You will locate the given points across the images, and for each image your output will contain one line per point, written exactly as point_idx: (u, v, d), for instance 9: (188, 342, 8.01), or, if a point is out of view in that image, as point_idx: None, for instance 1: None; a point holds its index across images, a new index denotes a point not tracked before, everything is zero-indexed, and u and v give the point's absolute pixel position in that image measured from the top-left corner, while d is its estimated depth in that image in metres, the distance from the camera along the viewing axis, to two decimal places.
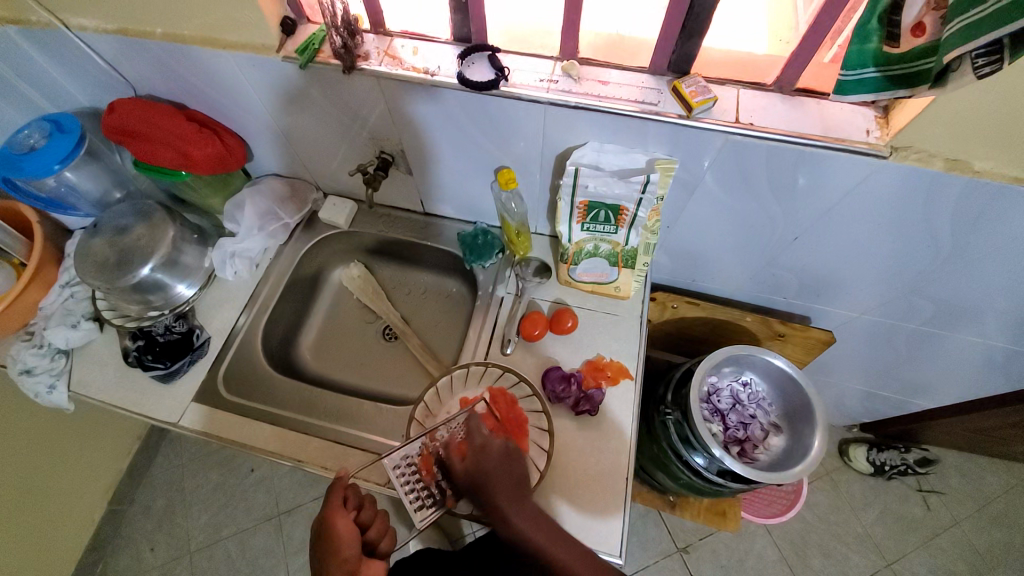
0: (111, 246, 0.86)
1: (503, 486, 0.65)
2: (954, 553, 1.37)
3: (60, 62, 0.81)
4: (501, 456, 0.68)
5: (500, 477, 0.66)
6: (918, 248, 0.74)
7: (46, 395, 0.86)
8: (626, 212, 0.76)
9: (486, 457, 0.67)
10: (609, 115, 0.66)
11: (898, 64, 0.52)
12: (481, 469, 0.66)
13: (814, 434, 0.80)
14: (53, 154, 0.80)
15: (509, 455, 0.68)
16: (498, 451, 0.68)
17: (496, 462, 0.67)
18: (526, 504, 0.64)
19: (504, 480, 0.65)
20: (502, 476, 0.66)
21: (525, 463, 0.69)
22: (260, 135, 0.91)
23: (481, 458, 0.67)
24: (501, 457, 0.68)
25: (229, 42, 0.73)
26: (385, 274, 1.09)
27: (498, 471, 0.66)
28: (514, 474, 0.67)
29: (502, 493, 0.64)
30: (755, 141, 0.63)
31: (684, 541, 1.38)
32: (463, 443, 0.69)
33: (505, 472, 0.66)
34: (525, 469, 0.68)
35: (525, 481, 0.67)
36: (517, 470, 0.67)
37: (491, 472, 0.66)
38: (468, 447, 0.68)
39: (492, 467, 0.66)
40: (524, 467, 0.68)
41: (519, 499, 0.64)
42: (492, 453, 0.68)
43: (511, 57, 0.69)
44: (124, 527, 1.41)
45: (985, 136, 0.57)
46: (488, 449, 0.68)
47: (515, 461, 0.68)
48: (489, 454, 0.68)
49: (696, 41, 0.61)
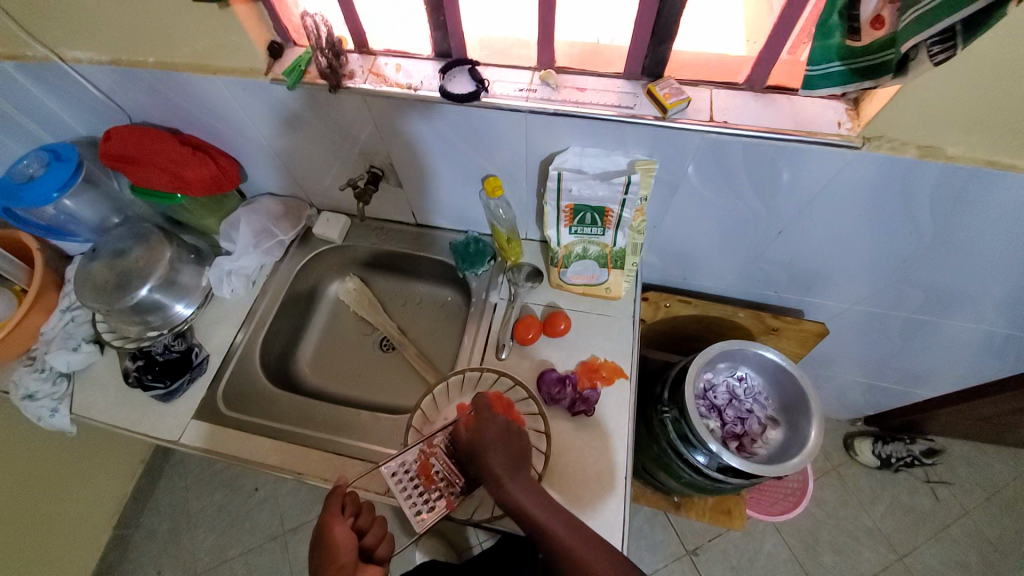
0: (111, 269, 0.88)
1: (502, 458, 0.66)
2: (966, 543, 1.36)
3: (57, 93, 0.83)
4: (501, 432, 0.69)
5: (500, 450, 0.67)
6: (901, 235, 0.75)
7: (49, 418, 0.87)
8: (610, 213, 0.77)
9: (487, 429, 0.69)
10: (588, 119, 0.68)
11: (862, 56, 0.54)
12: (481, 442, 0.67)
13: (810, 424, 0.80)
14: (51, 182, 0.82)
15: (508, 431, 0.69)
16: (496, 427, 0.69)
17: (496, 435, 0.68)
18: (524, 478, 0.65)
19: (503, 454, 0.67)
20: (502, 448, 0.67)
21: (524, 440, 0.70)
22: (253, 156, 0.93)
23: (482, 429, 0.69)
24: (500, 431, 0.69)
25: (219, 67, 0.75)
26: (380, 286, 1.11)
27: (497, 444, 0.67)
28: (513, 449, 0.68)
29: (502, 464, 0.65)
30: (731, 138, 0.65)
31: (692, 544, 1.37)
32: (469, 417, 0.71)
33: (504, 445, 0.68)
34: (525, 444, 0.69)
35: (524, 455, 0.68)
36: (516, 445, 0.69)
37: (491, 444, 0.67)
38: (472, 419, 0.70)
39: (491, 440, 0.68)
40: (523, 444, 0.70)
41: (516, 473, 0.65)
42: (491, 426, 0.69)
43: (492, 69, 0.72)
44: (130, 553, 1.40)
45: (953, 122, 0.59)
46: (490, 421, 0.70)
47: (514, 438, 0.69)
48: (491, 425, 0.69)
49: (667, 45, 0.63)
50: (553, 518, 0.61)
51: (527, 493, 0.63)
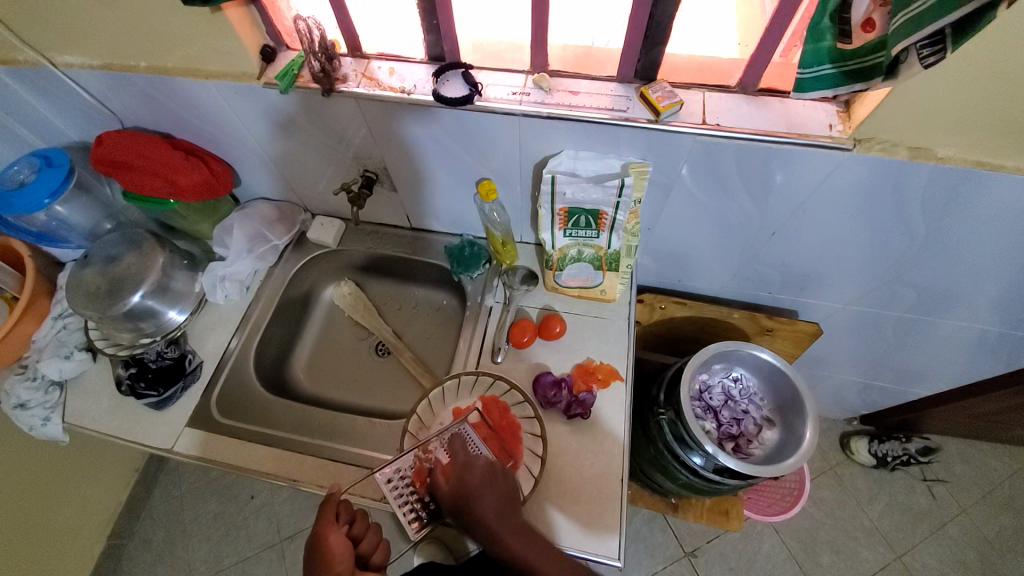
0: (102, 276, 0.87)
1: (491, 503, 0.67)
2: (963, 541, 1.37)
3: (48, 99, 0.83)
4: (485, 473, 0.69)
5: (487, 494, 0.67)
6: (894, 236, 0.76)
7: (41, 427, 0.86)
8: (605, 216, 0.77)
9: (472, 474, 0.69)
10: (582, 123, 0.68)
11: (852, 60, 0.55)
12: (466, 488, 0.67)
13: (805, 425, 0.80)
14: (43, 188, 0.82)
15: (493, 470, 0.70)
16: (481, 468, 0.69)
17: (482, 478, 0.69)
18: (512, 521, 0.66)
19: (491, 499, 0.67)
20: (489, 493, 0.68)
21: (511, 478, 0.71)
22: (246, 160, 0.93)
23: (465, 475, 0.69)
24: (485, 471, 0.69)
25: (212, 72, 0.75)
26: (375, 290, 1.10)
27: (485, 488, 0.68)
28: (500, 490, 0.68)
29: (490, 510, 0.66)
30: (723, 141, 0.65)
31: (691, 545, 1.37)
32: (447, 464, 0.71)
33: (490, 489, 0.68)
34: (511, 484, 0.70)
35: (511, 496, 0.69)
36: (503, 486, 0.69)
37: (478, 488, 0.68)
38: (450, 466, 0.70)
39: (478, 484, 0.68)
40: (509, 482, 0.70)
41: (502, 515, 0.66)
42: (476, 469, 0.69)
43: (485, 72, 0.72)
44: (124, 562, 1.39)
45: (943, 124, 0.60)
46: (472, 465, 0.70)
47: (500, 477, 0.70)
48: (474, 469, 0.69)
49: (660, 48, 0.64)
50: (544, 560, 0.64)
51: (520, 537, 0.65)
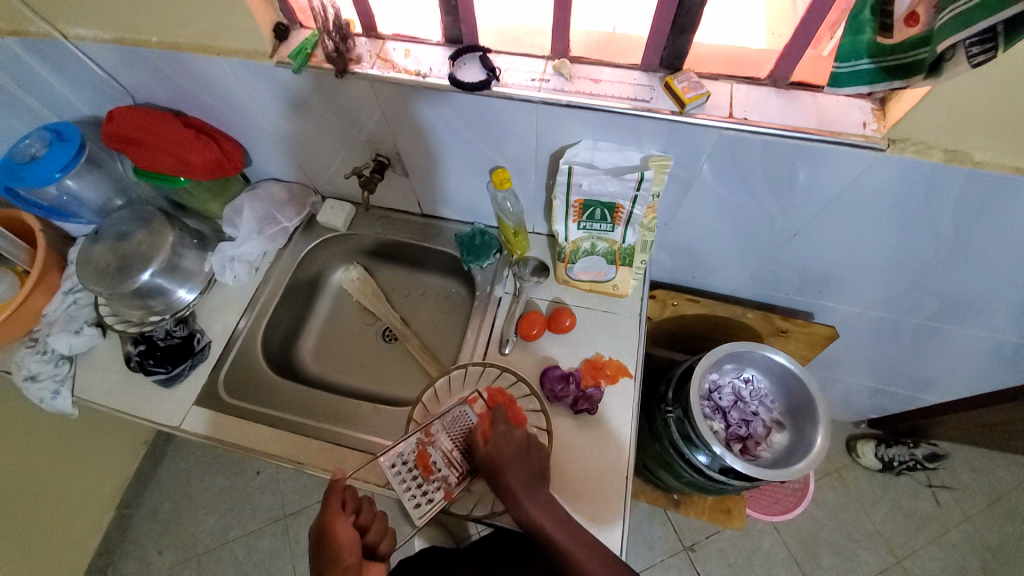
0: (113, 252, 0.87)
1: (521, 476, 0.67)
2: (966, 549, 1.36)
3: (59, 72, 0.81)
4: (520, 445, 0.70)
5: (518, 466, 0.68)
6: (921, 240, 0.73)
7: (50, 401, 0.87)
8: (621, 210, 0.75)
9: (506, 445, 0.70)
10: (602, 113, 0.65)
11: (892, 55, 0.52)
12: (500, 457, 0.68)
13: (816, 430, 0.79)
14: (54, 162, 0.81)
15: (528, 444, 0.71)
16: (518, 440, 0.70)
17: (515, 451, 0.69)
18: (543, 496, 0.67)
19: (521, 472, 0.67)
20: (521, 466, 0.68)
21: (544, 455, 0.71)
22: (257, 140, 0.91)
23: (500, 444, 0.70)
24: (519, 446, 0.70)
25: (224, 49, 0.73)
26: (384, 276, 1.09)
27: (518, 460, 0.68)
28: (531, 466, 0.69)
29: (519, 482, 0.67)
30: (750, 135, 0.63)
31: (690, 540, 1.37)
32: (488, 429, 0.72)
33: (523, 461, 0.69)
34: (542, 459, 0.70)
35: (542, 471, 0.69)
36: (535, 461, 0.70)
37: (511, 460, 0.68)
38: (491, 433, 0.71)
39: (510, 456, 0.69)
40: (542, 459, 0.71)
41: (534, 491, 0.67)
42: (513, 441, 0.70)
43: (504, 57, 0.69)
44: (131, 531, 1.42)
45: (985, 126, 0.57)
46: (508, 437, 0.70)
47: (534, 455, 0.70)
48: (510, 440, 0.70)
49: (688, 37, 0.61)
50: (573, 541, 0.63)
51: (545, 512, 0.65)
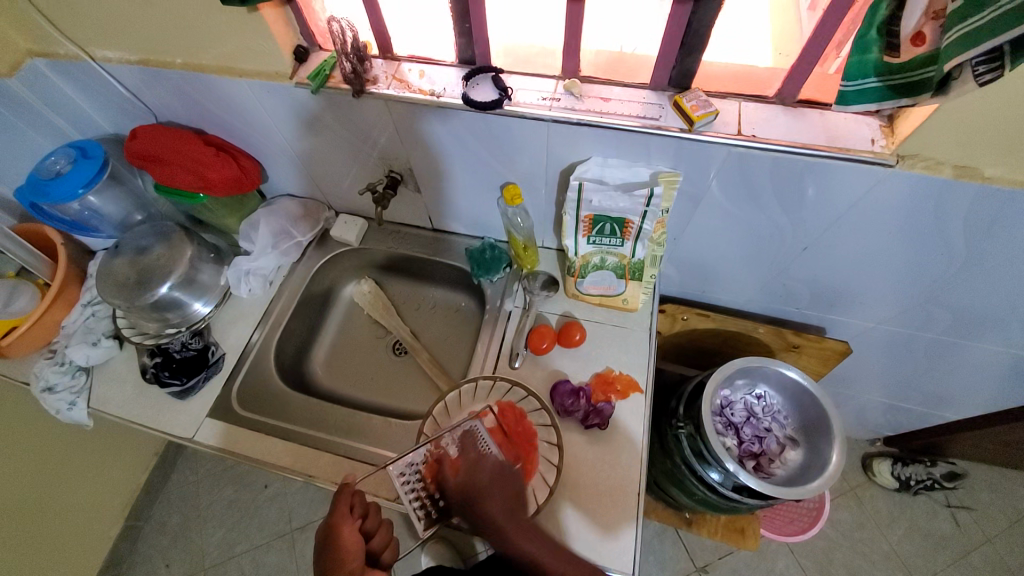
0: (132, 266, 0.89)
1: (497, 500, 0.67)
2: (988, 572, 1.31)
3: (88, 92, 0.85)
4: (494, 473, 0.69)
5: (493, 495, 0.67)
6: (934, 256, 0.73)
7: (66, 412, 0.88)
8: (631, 225, 0.76)
9: (481, 471, 0.69)
10: (612, 130, 0.67)
11: (898, 74, 0.52)
12: (474, 485, 0.68)
13: (831, 448, 0.78)
14: (77, 179, 0.84)
15: (503, 471, 0.70)
16: (492, 466, 0.70)
17: (490, 478, 0.69)
18: (522, 519, 0.66)
19: (496, 499, 0.67)
20: (495, 491, 0.67)
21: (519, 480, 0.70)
22: (273, 157, 0.94)
23: (473, 473, 0.69)
24: (493, 474, 0.69)
25: (245, 70, 0.76)
26: (395, 290, 1.11)
27: (492, 487, 0.68)
28: (506, 492, 0.68)
29: (494, 509, 0.66)
30: (758, 152, 0.64)
31: (702, 561, 1.35)
32: (458, 458, 0.71)
33: (497, 489, 0.68)
34: (520, 484, 0.70)
35: (519, 497, 0.68)
36: (512, 485, 0.69)
37: (486, 487, 0.67)
38: (461, 464, 0.70)
39: (485, 482, 0.68)
40: (518, 484, 0.69)
41: (512, 514, 0.66)
42: (484, 469, 0.69)
43: (515, 77, 0.71)
44: (140, 544, 1.42)
45: (994, 142, 0.57)
46: (481, 465, 0.69)
47: (510, 476, 0.70)
48: (484, 467, 0.69)
49: (696, 56, 0.62)
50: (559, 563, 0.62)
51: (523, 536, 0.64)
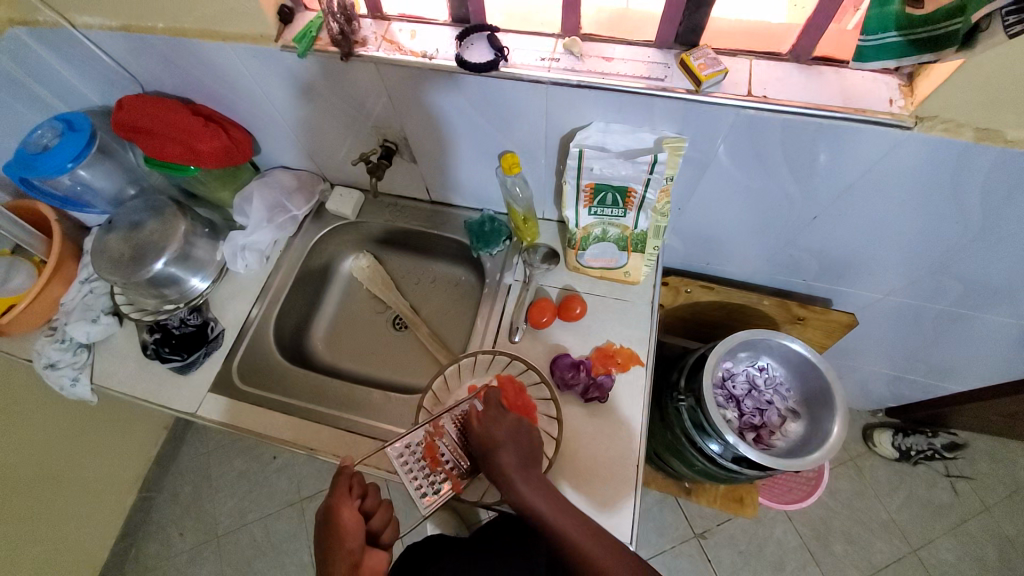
0: (126, 242, 0.87)
1: (513, 457, 0.66)
2: (984, 539, 1.33)
3: (71, 62, 0.82)
4: (511, 428, 0.70)
5: (511, 447, 0.67)
6: (948, 225, 0.70)
7: (70, 388, 0.88)
8: (633, 194, 0.73)
9: (498, 427, 0.69)
10: (614, 93, 0.63)
11: (921, 28, 0.49)
12: (491, 437, 0.68)
13: (833, 420, 0.77)
14: (65, 152, 0.82)
15: (520, 429, 0.70)
16: (509, 423, 0.70)
17: (507, 432, 0.69)
18: (536, 479, 0.65)
19: (514, 452, 0.67)
20: (513, 446, 0.67)
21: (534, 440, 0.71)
22: (264, 128, 0.91)
23: (491, 426, 0.70)
24: (512, 427, 0.70)
25: (229, 34, 0.72)
26: (394, 264, 1.09)
27: (510, 441, 0.68)
28: (524, 447, 0.68)
29: (514, 460, 0.66)
30: (769, 115, 0.60)
31: (701, 527, 1.37)
32: (481, 412, 0.72)
33: (516, 443, 0.68)
34: (536, 444, 0.70)
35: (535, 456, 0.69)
36: (527, 444, 0.69)
37: (504, 440, 0.68)
38: (483, 414, 0.71)
39: (504, 436, 0.68)
40: (534, 441, 0.70)
41: (527, 471, 0.66)
42: (503, 424, 0.70)
43: (511, 36, 0.67)
44: (153, 513, 1.47)
45: (1019, 102, 0.53)
46: (500, 420, 0.70)
47: (524, 436, 0.70)
48: (502, 423, 0.70)
49: (705, 10, 0.58)
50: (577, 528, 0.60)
51: (541, 494, 0.63)
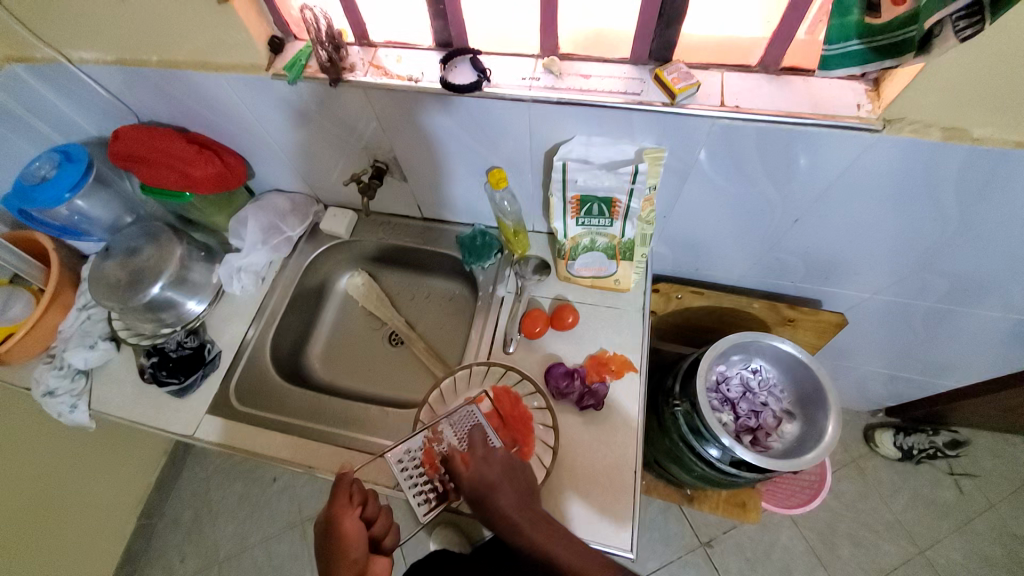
0: (123, 267, 0.89)
1: (509, 498, 0.65)
2: (991, 537, 1.32)
3: (68, 96, 0.84)
4: (504, 467, 0.68)
5: (505, 488, 0.66)
6: (925, 222, 0.72)
7: (69, 414, 0.88)
8: (618, 204, 0.75)
9: (488, 470, 0.67)
10: (594, 108, 0.66)
11: (882, 35, 0.52)
12: (485, 480, 0.66)
13: (827, 419, 0.78)
14: (63, 183, 0.83)
15: (512, 465, 0.69)
16: (500, 461, 0.68)
17: (500, 472, 0.67)
18: (536, 517, 0.64)
19: (510, 494, 0.65)
20: (508, 486, 0.66)
21: (528, 471, 0.70)
22: (258, 153, 0.93)
23: (483, 468, 0.67)
24: (504, 466, 0.68)
25: (222, 65, 0.75)
26: (389, 281, 1.11)
27: (504, 481, 0.66)
28: (519, 484, 0.67)
29: (511, 503, 0.65)
30: (743, 123, 0.63)
31: (706, 535, 1.36)
32: (468, 454, 0.68)
33: (512, 482, 0.67)
34: (530, 477, 0.69)
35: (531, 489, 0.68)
36: (522, 479, 0.68)
37: (499, 482, 0.66)
38: (472, 457, 0.68)
39: (497, 477, 0.66)
40: (528, 475, 0.69)
41: (525, 510, 0.65)
42: (494, 464, 0.68)
43: (493, 58, 0.70)
44: (154, 541, 1.45)
45: (982, 101, 0.56)
46: (490, 459, 0.68)
47: (519, 471, 0.69)
48: (493, 462, 0.68)
49: (675, 28, 0.61)
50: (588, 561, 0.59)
51: (549, 536, 0.62)
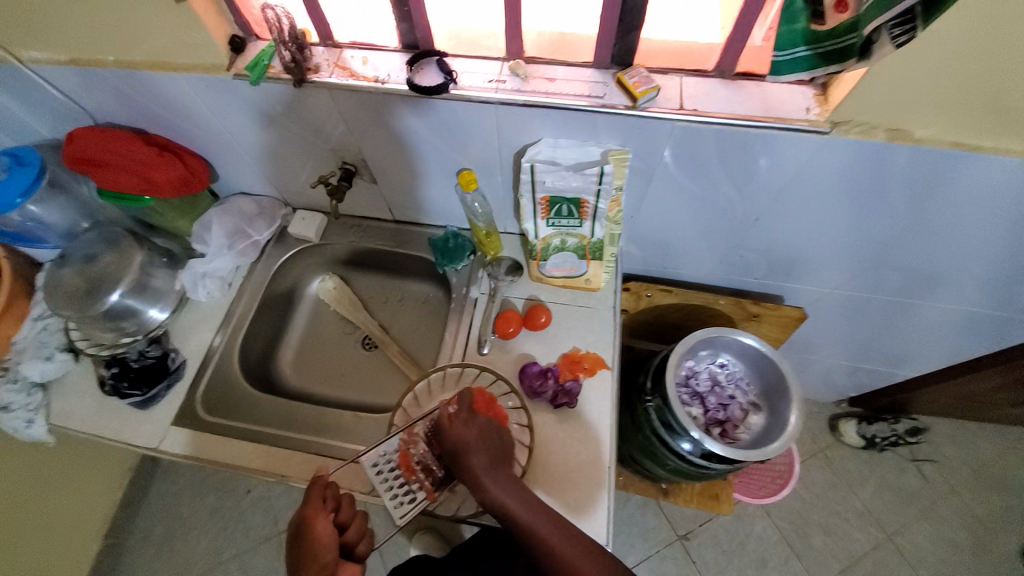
0: (81, 275, 0.87)
1: (483, 457, 0.67)
2: (950, 519, 1.39)
3: (19, 98, 0.81)
4: (482, 431, 0.70)
5: (480, 450, 0.68)
6: (877, 219, 0.76)
7: (25, 430, 0.85)
8: (586, 205, 0.77)
9: (467, 431, 0.69)
10: (560, 110, 0.67)
11: (827, 42, 0.55)
12: (463, 441, 0.68)
13: (790, 409, 0.81)
14: (14, 188, 0.80)
15: (489, 431, 0.70)
16: (479, 425, 0.70)
17: (478, 435, 0.69)
18: (507, 479, 0.66)
19: (484, 453, 0.68)
20: (483, 449, 0.68)
21: (504, 439, 0.71)
22: (223, 155, 0.91)
23: (462, 430, 0.69)
24: (482, 431, 0.70)
25: (181, 65, 0.73)
26: (361, 285, 1.09)
27: (480, 443, 0.68)
28: (493, 450, 0.69)
29: (482, 464, 0.67)
30: (702, 126, 0.65)
31: (684, 529, 1.39)
32: (451, 414, 0.71)
33: (488, 445, 0.69)
34: (506, 444, 0.71)
35: (505, 457, 0.70)
36: (499, 444, 0.70)
37: (475, 444, 0.68)
38: (453, 417, 0.70)
39: (473, 440, 0.69)
40: (505, 442, 0.71)
41: (496, 472, 0.67)
42: (473, 427, 0.70)
43: (459, 60, 0.71)
44: (122, 560, 1.40)
45: (920, 105, 0.59)
46: (469, 422, 0.70)
47: (495, 437, 0.70)
48: (472, 425, 0.70)
49: (634, 34, 0.63)
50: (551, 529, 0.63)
51: (513, 496, 0.65)
